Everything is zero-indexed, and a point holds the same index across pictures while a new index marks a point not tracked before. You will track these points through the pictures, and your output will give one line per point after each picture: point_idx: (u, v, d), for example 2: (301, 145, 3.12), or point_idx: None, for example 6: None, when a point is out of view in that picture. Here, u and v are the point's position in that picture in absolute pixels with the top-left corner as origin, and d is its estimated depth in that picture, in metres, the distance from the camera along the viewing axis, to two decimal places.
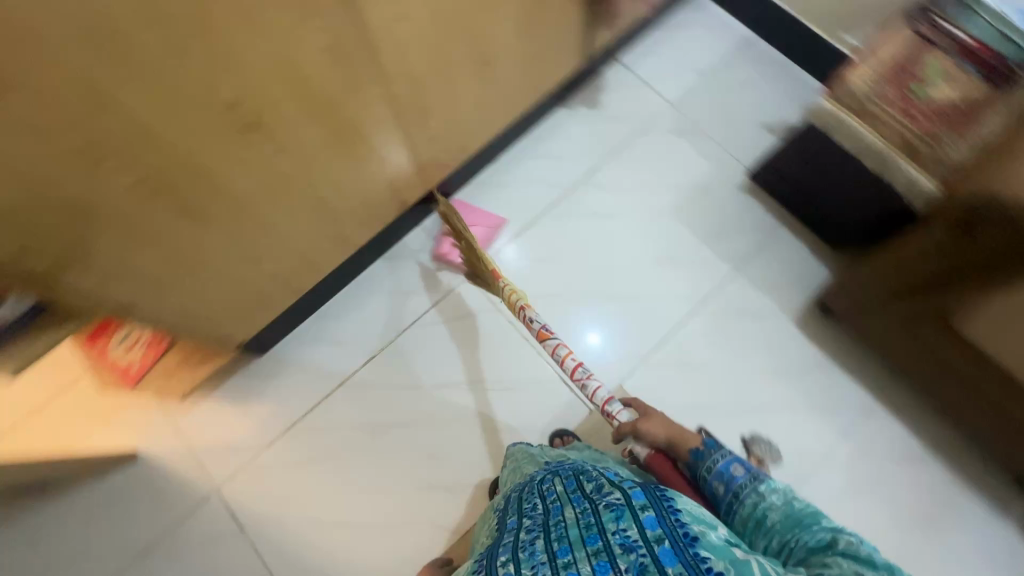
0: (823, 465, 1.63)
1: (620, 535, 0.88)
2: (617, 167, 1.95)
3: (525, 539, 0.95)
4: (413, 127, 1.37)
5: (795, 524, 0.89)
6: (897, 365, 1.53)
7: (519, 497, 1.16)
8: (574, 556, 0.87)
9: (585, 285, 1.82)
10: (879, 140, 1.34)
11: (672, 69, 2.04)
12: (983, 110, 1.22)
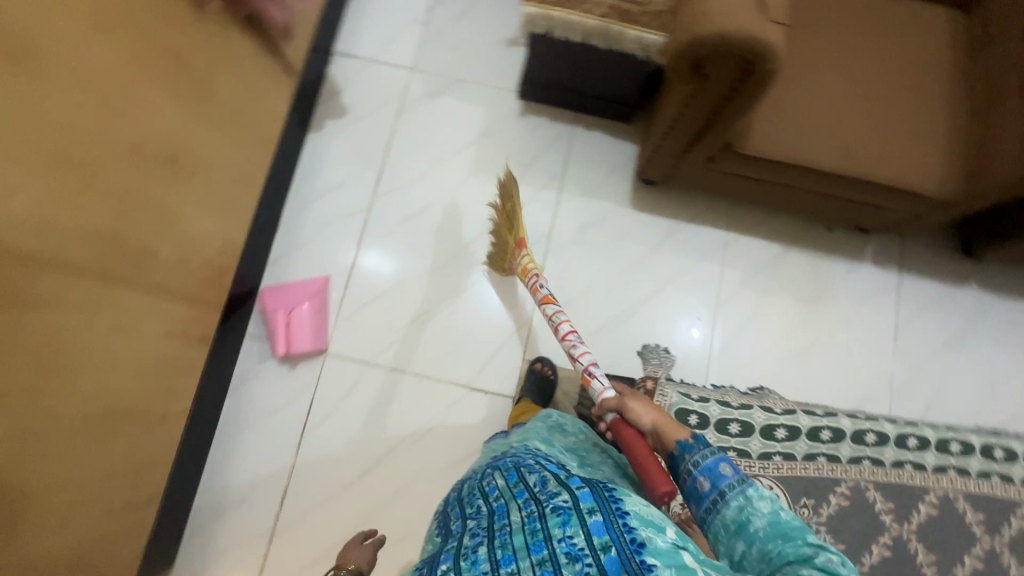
0: (719, 309, 1.72)
1: (564, 542, 0.79)
2: (400, 159, 1.80)
3: (466, 545, 0.85)
4: (143, 270, 1.14)
5: (780, 537, 0.78)
6: (727, 196, 1.59)
7: (463, 492, 1.04)
8: (515, 565, 0.78)
9: (454, 255, 1.74)
10: (592, 19, 1.29)
11: (391, 35, 1.89)
12: None
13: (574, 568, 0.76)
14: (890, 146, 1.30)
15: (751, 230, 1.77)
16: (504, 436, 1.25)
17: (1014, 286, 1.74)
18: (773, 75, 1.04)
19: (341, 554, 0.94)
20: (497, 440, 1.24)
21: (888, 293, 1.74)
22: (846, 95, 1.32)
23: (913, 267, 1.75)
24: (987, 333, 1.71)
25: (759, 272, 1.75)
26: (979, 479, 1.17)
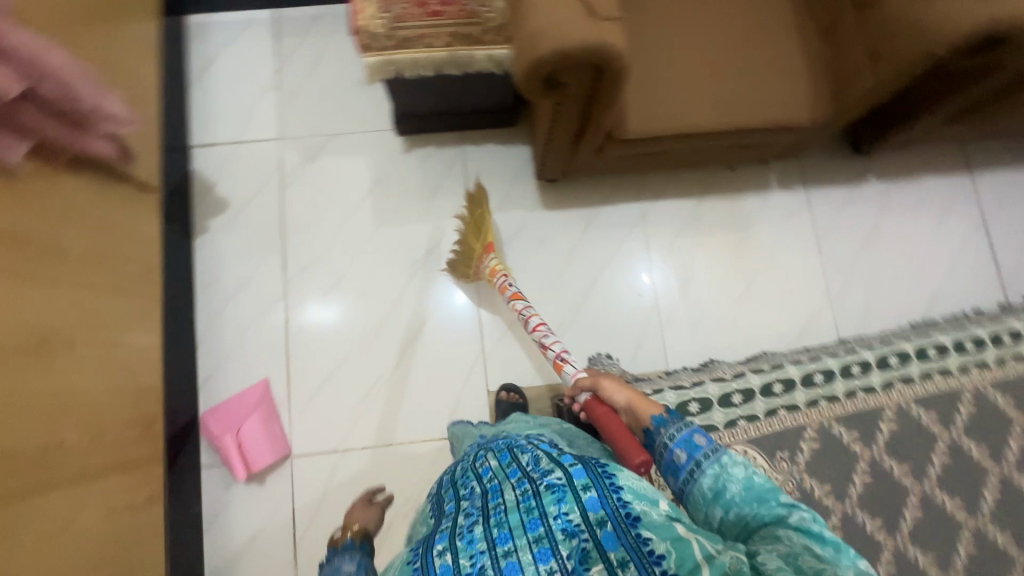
0: (656, 276, 1.74)
1: (560, 520, 0.75)
2: (300, 234, 1.72)
3: (462, 526, 0.81)
4: (60, 465, 1.05)
5: (757, 501, 0.72)
6: (627, 172, 1.60)
7: (455, 475, 0.99)
8: (511, 545, 0.75)
9: (400, 281, 1.70)
10: (435, 50, 1.25)
11: (246, 110, 1.78)
12: None
13: (570, 545, 0.72)
14: (754, 87, 1.32)
15: (661, 192, 1.80)
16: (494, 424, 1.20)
17: (908, 167, 1.83)
18: (625, 73, 1.02)
19: (350, 514, 1.11)
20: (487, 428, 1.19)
21: (802, 209, 1.80)
22: (700, 50, 1.33)
23: (816, 179, 1.82)
24: (898, 218, 1.80)
25: (681, 229, 1.78)
26: (923, 381, 1.24)
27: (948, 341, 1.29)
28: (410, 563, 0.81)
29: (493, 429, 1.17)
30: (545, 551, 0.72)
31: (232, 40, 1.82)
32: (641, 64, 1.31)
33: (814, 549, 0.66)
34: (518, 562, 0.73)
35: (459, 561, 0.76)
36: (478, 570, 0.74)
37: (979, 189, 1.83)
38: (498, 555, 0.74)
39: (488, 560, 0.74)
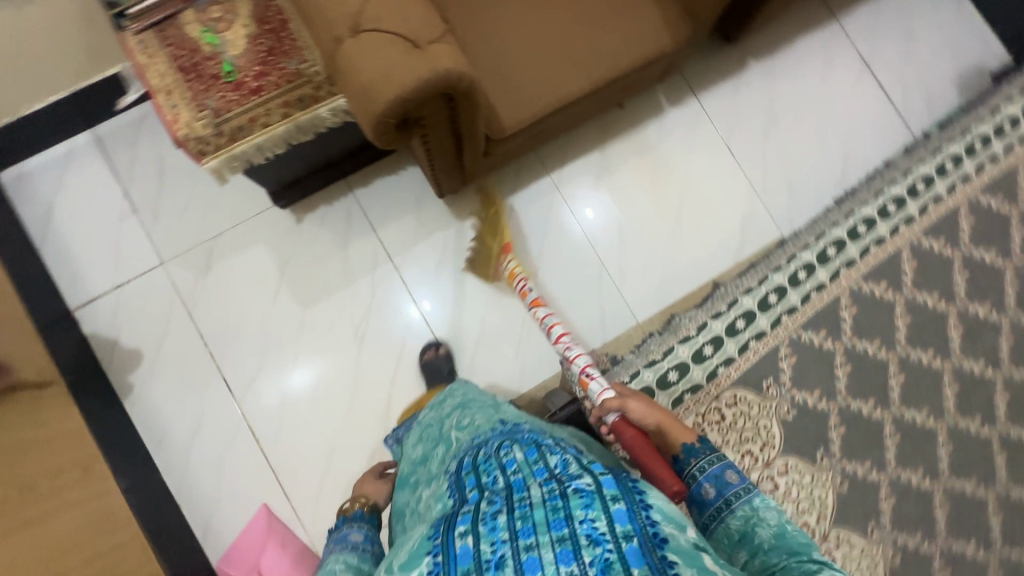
0: (592, 238, 1.72)
1: (586, 524, 0.62)
2: (230, 350, 1.60)
3: (485, 510, 0.66)
4: None
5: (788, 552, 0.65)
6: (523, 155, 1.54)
7: (472, 453, 0.84)
8: (535, 540, 0.61)
9: (361, 319, 1.64)
10: (277, 129, 1.12)
11: (114, 250, 1.62)
12: (282, 27, 1.11)
13: (594, 552, 0.60)
14: (609, 33, 1.27)
15: (564, 157, 1.74)
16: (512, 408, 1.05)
17: (780, 36, 1.83)
18: (476, 86, 0.95)
19: (360, 486, 1.06)
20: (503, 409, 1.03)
21: (701, 117, 1.79)
22: (542, 16, 1.26)
23: (703, 82, 1.80)
24: (789, 89, 1.81)
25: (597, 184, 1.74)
26: (894, 238, 1.16)
27: (895, 193, 1.19)
28: (424, 542, 0.66)
29: (511, 413, 1.01)
30: (568, 553, 0.59)
31: (62, 183, 1.63)
32: (488, 56, 1.22)
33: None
34: (538, 558, 0.59)
35: (478, 546, 0.62)
36: (498, 562, 0.60)
37: (849, 33, 1.85)
38: (520, 547, 0.60)
39: (509, 552, 0.60)
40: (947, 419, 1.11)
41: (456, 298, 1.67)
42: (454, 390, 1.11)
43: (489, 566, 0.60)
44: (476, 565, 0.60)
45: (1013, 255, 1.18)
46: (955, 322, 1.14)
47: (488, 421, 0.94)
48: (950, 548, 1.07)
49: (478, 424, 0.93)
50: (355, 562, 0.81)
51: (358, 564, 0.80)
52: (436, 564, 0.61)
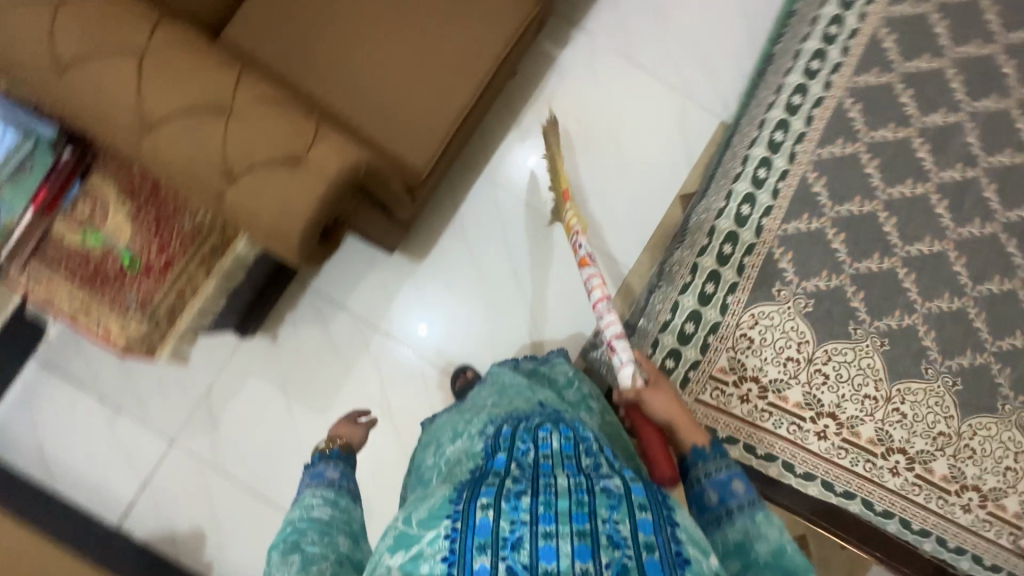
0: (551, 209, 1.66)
1: (609, 524, 0.59)
2: (277, 486, 1.57)
3: (510, 486, 0.63)
4: None
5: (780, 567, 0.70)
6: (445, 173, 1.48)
7: (510, 423, 0.81)
8: (556, 527, 0.57)
9: (369, 368, 1.62)
10: (208, 287, 1.06)
11: (122, 453, 1.57)
12: (158, 189, 1.03)
13: (612, 556, 0.56)
14: (469, 25, 1.19)
15: (487, 151, 1.68)
16: (553, 387, 1.02)
17: None
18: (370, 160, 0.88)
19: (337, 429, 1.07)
20: (540, 390, 0.99)
21: (593, 44, 1.70)
22: (398, 43, 1.17)
23: (579, 9, 1.71)
24: None
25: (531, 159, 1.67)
26: (832, 89, 1.12)
27: (812, 49, 1.15)
28: (446, 505, 0.64)
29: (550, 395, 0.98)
30: (586, 549, 0.56)
31: (39, 418, 1.57)
32: (366, 109, 1.14)
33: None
34: (554, 546, 0.56)
35: (500, 521, 0.59)
36: (514, 541, 0.57)
37: None
38: (539, 534, 0.57)
39: (527, 535, 0.57)
40: (950, 235, 1.11)
41: (450, 308, 1.63)
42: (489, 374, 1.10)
43: (505, 545, 0.57)
44: (494, 540, 0.57)
45: (946, 51, 1.14)
46: (919, 141, 1.12)
47: (529, 402, 0.91)
48: (1001, 348, 1.10)
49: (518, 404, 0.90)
50: (332, 497, 0.82)
51: (336, 500, 0.82)
52: (455, 530, 0.59)
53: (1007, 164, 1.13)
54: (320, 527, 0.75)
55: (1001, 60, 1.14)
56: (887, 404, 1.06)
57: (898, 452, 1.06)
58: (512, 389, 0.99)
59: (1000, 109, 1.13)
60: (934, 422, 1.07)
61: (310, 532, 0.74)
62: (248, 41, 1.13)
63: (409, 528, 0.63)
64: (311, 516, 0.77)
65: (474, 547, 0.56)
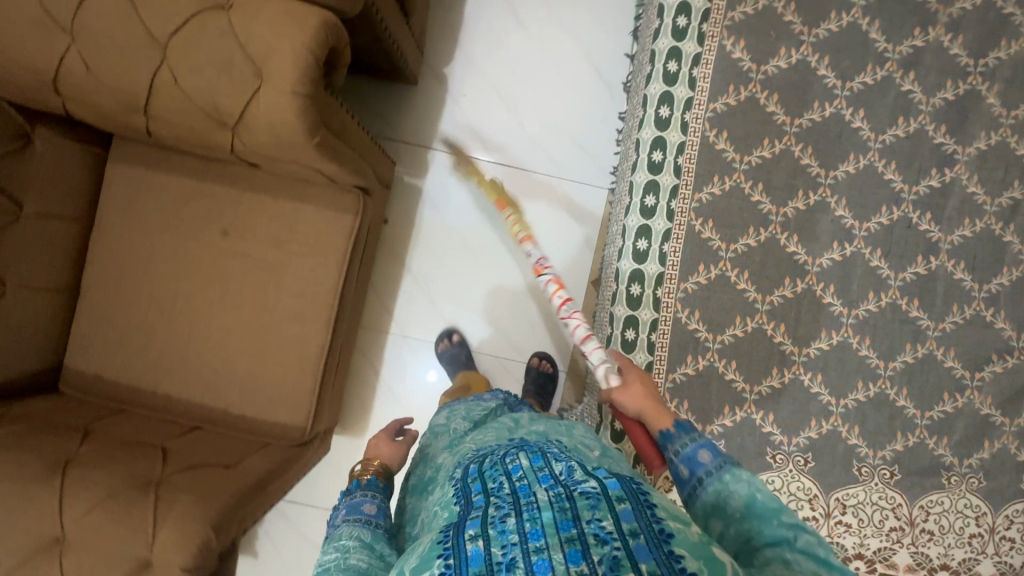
0: (470, 324, 1.62)
1: (594, 523, 0.56)
2: None
3: (492, 512, 0.59)
4: None
5: (759, 515, 0.60)
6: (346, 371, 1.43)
7: (477, 460, 0.73)
8: (545, 540, 0.54)
9: None
10: None
11: None
12: None
13: (602, 551, 0.54)
14: (296, 262, 1.12)
15: (386, 305, 1.62)
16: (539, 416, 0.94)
17: (446, 27, 1.60)
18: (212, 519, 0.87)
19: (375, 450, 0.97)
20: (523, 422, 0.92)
21: (451, 161, 1.61)
22: (233, 306, 1.12)
23: (427, 129, 1.60)
24: (494, 65, 1.61)
25: (437, 289, 1.62)
26: (677, 217, 1.02)
27: (642, 183, 1.04)
28: (433, 543, 0.59)
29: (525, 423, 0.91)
30: (576, 552, 0.54)
31: None
32: (227, 388, 1.11)
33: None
34: (548, 560, 0.53)
35: (490, 548, 0.55)
36: (509, 563, 0.54)
37: None
38: (530, 550, 0.54)
39: (519, 556, 0.54)
40: (845, 321, 1.04)
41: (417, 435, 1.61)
42: (478, 409, 0.99)
43: (501, 570, 0.53)
44: (487, 571, 0.53)
45: (787, 126, 1.03)
46: (785, 236, 1.03)
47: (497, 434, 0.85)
48: (932, 419, 1.04)
49: (487, 439, 0.84)
50: (368, 539, 0.73)
51: (371, 544, 0.72)
52: (448, 565, 0.55)
53: (886, 224, 1.04)
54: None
55: (848, 114, 1.03)
56: (828, 519, 1.03)
57: (856, 558, 1.03)
58: (490, 424, 0.92)
59: (861, 169, 1.04)
60: (884, 519, 1.03)
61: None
62: (94, 367, 1.11)
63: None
64: (348, 565, 0.68)
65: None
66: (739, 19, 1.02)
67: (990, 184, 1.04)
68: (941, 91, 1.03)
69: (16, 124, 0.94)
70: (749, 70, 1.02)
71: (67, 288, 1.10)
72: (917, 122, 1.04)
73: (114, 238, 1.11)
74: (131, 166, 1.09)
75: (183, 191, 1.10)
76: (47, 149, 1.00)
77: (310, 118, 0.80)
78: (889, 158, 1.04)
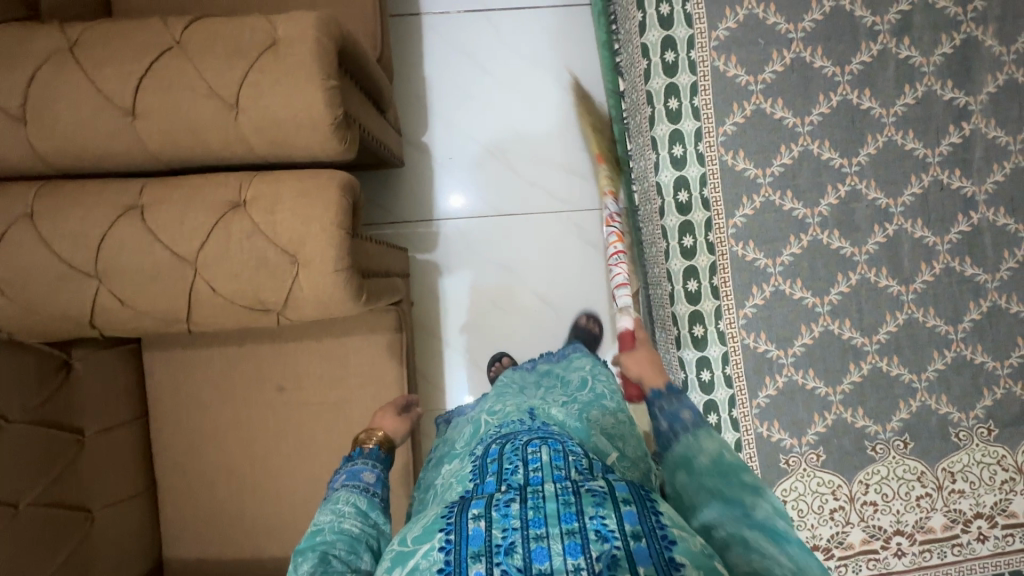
0: None
1: (596, 520, 0.54)
2: None
3: (498, 495, 0.59)
4: None
5: (721, 473, 0.66)
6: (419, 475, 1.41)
7: (497, 441, 0.72)
8: (546, 529, 0.54)
9: None
10: None
11: None
12: None
13: (601, 548, 0.52)
14: (357, 394, 1.10)
15: (437, 383, 1.60)
16: (559, 394, 0.92)
17: (413, 96, 1.56)
18: None
19: (380, 421, 0.87)
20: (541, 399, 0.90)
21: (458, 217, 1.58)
22: (309, 456, 1.10)
23: (424, 201, 1.58)
24: (472, 120, 1.58)
25: (484, 350, 1.60)
26: (718, 247, 1.02)
27: (674, 225, 1.04)
28: (438, 517, 0.59)
29: (554, 403, 0.87)
30: (575, 545, 0.52)
31: None
32: None
33: (780, 557, 0.56)
34: (546, 549, 0.52)
35: (491, 530, 0.54)
36: (507, 547, 0.53)
37: (438, 13, 1.56)
38: (530, 537, 0.53)
39: (519, 541, 0.53)
40: (906, 298, 1.04)
41: None
42: (497, 388, 0.97)
43: (498, 552, 0.53)
44: (487, 551, 0.53)
45: (799, 128, 1.02)
46: (827, 235, 1.03)
47: (518, 407, 0.81)
48: (1013, 367, 1.05)
49: (507, 416, 0.80)
50: (364, 507, 0.68)
51: (367, 511, 0.68)
52: (448, 542, 0.54)
53: (919, 193, 1.04)
54: (349, 541, 0.63)
55: (854, 97, 1.02)
56: (941, 491, 1.04)
57: (977, 518, 1.04)
58: (511, 399, 0.88)
59: (881, 147, 1.03)
60: (993, 474, 1.04)
61: (339, 548, 0.62)
62: (195, 553, 1.11)
63: (401, 549, 0.57)
64: (342, 528, 0.64)
65: (467, 561, 0.52)
66: (724, 36, 1.00)
67: (1009, 125, 1.04)
68: (938, 48, 1.02)
69: (54, 357, 0.93)
70: (748, 83, 1.01)
71: (143, 489, 1.08)
72: (923, 86, 1.03)
73: (172, 425, 1.09)
74: (168, 352, 1.07)
75: (227, 360, 1.08)
76: (89, 368, 0.98)
77: (354, 285, 0.78)
78: (905, 128, 1.03)
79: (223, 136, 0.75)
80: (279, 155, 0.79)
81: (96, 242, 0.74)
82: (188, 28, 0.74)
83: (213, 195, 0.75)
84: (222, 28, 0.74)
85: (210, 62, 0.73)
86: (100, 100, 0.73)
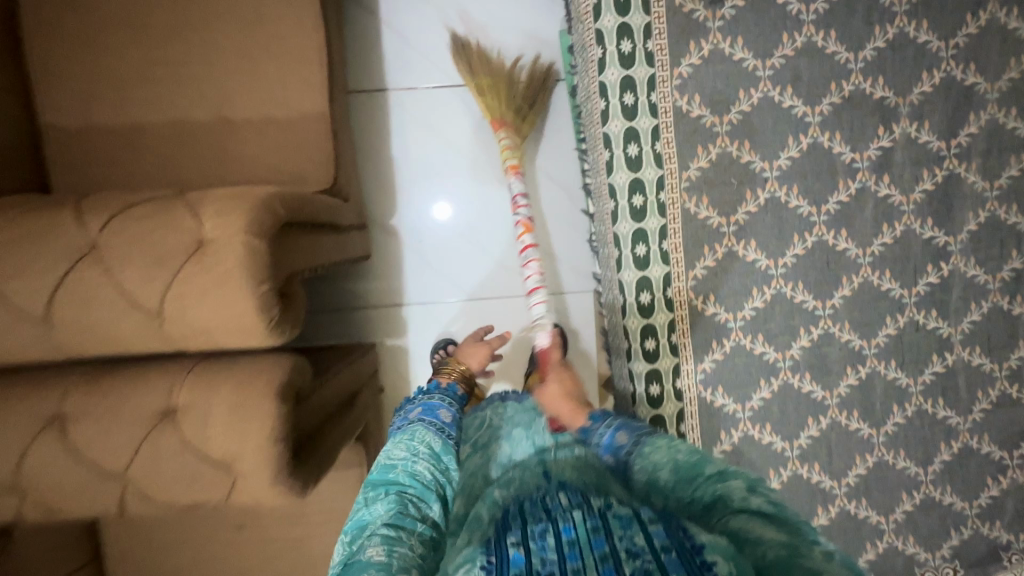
0: None
1: (625, 540, 0.55)
2: None
3: (529, 528, 0.59)
4: None
5: (687, 481, 0.64)
6: None
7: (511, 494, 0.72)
8: (582, 560, 0.53)
9: None
10: None
11: None
12: None
13: (633, 565, 0.52)
14: (318, 531, 1.08)
15: None
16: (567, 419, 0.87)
17: (378, 178, 1.49)
18: None
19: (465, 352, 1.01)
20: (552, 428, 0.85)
21: (432, 290, 1.53)
22: None
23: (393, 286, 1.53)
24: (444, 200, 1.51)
25: None
26: (686, 395, 0.99)
27: (641, 372, 1.00)
28: (473, 551, 0.57)
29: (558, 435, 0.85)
30: (610, 568, 0.52)
31: None
32: None
33: (772, 534, 0.54)
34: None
35: (529, 557, 0.54)
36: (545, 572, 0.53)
37: (406, 90, 1.47)
38: (567, 568, 0.53)
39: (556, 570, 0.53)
40: (877, 440, 1.02)
41: None
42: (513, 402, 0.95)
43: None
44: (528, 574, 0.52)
45: (772, 271, 0.97)
46: (798, 378, 1.00)
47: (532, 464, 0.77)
48: (981, 507, 1.04)
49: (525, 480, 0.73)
50: (437, 449, 0.75)
51: (438, 455, 0.74)
52: (489, 564, 0.54)
53: (894, 334, 1.00)
54: (420, 488, 0.68)
55: (830, 238, 0.98)
56: None
57: None
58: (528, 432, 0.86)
59: (858, 288, 0.99)
60: None
61: (410, 491, 0.67)
62: None
63: None
64: (414, 469, 0.70)
65: None
66: (696, 176, 0.95)
67: (989, 263, 1.00)
68: (919, 184, 0.97)
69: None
70: (720, 225, 0.96)
71: None
72: (902, 225, 0.98)
73: (129, 565, 1.06)
74: None
75: None
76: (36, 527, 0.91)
77: (298, 488, 0.75)
78: (882, 268, 0.99)
79: (150, 343, 0.71)
80: (214, 352, 0.74)
81: (15, 460, 0.70)
82: (106, 227, 0.68)
83: (139, 407, 0.71)
84: (144, 232, 0.68)
85: (129, 273, 0.67)
86: (13, 314, 0.67)
